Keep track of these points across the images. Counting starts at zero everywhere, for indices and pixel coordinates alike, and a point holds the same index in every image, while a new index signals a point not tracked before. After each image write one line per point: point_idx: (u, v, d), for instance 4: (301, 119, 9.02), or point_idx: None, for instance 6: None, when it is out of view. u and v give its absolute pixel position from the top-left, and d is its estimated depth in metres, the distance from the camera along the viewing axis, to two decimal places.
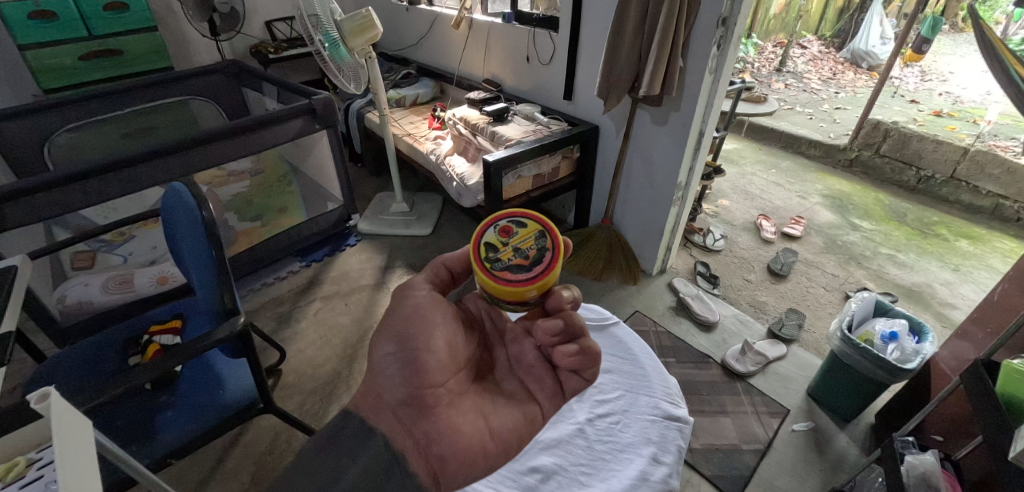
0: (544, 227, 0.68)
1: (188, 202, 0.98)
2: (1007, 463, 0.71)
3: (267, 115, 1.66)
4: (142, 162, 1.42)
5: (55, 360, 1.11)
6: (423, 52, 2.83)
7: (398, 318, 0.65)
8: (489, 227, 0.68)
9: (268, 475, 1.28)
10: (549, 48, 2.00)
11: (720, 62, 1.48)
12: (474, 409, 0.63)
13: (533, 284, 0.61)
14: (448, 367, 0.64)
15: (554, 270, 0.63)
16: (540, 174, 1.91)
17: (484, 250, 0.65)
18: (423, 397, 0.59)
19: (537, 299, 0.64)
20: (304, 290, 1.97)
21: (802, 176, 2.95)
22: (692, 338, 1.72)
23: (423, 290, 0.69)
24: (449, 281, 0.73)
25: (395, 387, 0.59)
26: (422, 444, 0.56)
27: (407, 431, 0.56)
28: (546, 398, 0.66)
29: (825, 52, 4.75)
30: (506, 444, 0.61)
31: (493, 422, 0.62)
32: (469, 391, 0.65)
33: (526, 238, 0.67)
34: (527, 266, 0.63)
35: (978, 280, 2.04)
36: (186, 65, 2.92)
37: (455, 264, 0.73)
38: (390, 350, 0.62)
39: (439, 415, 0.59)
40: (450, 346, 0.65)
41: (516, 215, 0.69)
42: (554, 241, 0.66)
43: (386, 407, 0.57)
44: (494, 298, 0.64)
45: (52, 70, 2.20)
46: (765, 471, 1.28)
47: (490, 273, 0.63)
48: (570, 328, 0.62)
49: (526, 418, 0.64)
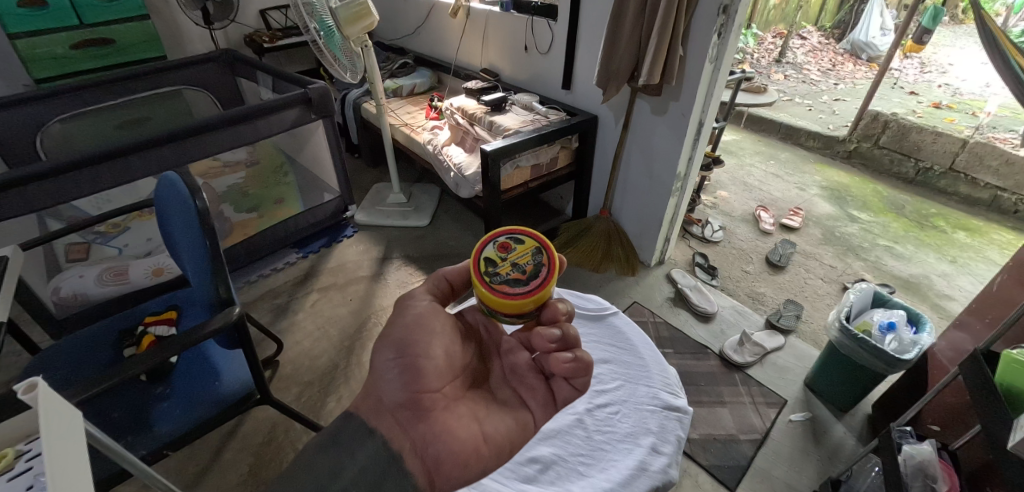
0: (540, 244, 0.70)
1: (182, 192, 0.96)
2: (1007, 454, 0.71)
3: (262, 104, 1.63)
4: (133, 152, 1.40)
5: (50, 351, 1.09)
6: (420, 41, 2.79)
7: (399, 326, 0.66)
8: (488, 243, 0.70)
9: (268, 466, 1.29)
10: (547, 37, 1.97)
11: (720, 51, 1.47)
12: (470, 414, 0.62)
13: (530, 297, 0.62)
14: (445, 374, 0.64)
15: (549, 285, 0.64)
16: (538, 164, 1.89)
17: (484, 265, 0.66)
18: (420, 400, 0.60)
19: (534, 311, 0.65)
20: (301, 281, 1.96)
21: (801, 167, 2.94)
22: (690, 328, 1.72)
23: (424, 301, 0.70)
24: (450, 292, 0.74)
25: (393, 390, 0.60)
26: (419, 446, 0.56)
27: (404, 433, 0.57)
28: (538, 406, 0.64)
29: (825, 43, 4.72)
30: (499, 450, 0.59)
31: (487, 427, 0.61)
32: (465, 396, 0.65)
33: (522, 254, 0.68)
34: (524, 280, 0.64)
35: (975, 272, 2.04)
36: (179, 55, 2.87)
37: (455, 277, 0.74)
38: (389, 357, 0.63)
39: (435, 419, 0.59)
40: (447, 354, 0.66)
41: (514, 233, 0.72)
42: (549, 257, 0.68)
43: (385, 409, 0.59)
44: (492, 311, 0.65)
45: (42, 60, 2.15)
46: (763, 460, 1.29)
47: (490, 287, 0.64)
48: (566, 337, 0.62)
49: (518, 426, 0.62)
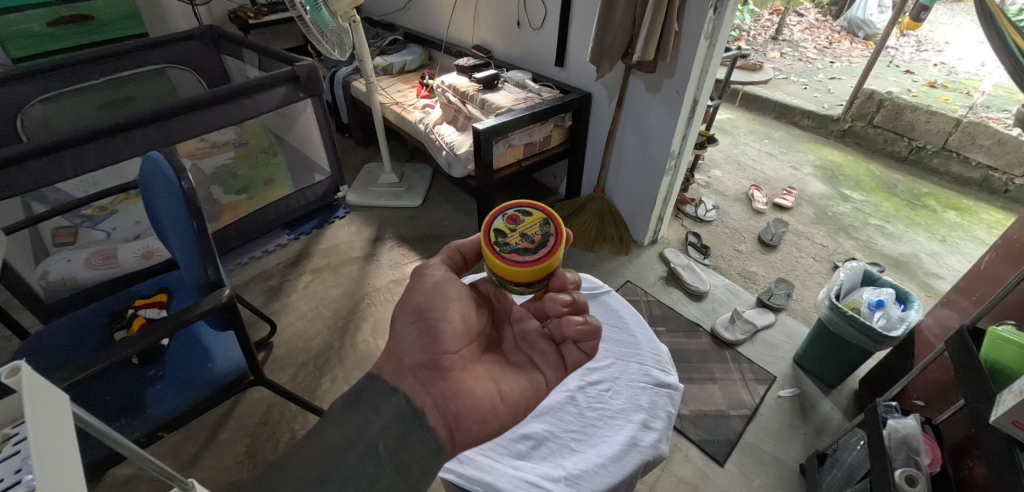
0: (548, 215, 0.70)
1: (166, 173, 0.93)
2: (990, 429, 0.73)
3: (249, 82, 1.58)
4: (118, 133, 1.36)
5: (39, 336, 1.08)
6: (410, 17, 2.71)
7: (417, 294, 0.68)
8: (496, 216, 0.69)
9: (265, 446, 1.30)
10: (540, 12, 1.91)
11: (716, 26, 1.44)
12: (486, 374, 0.66)
13: (539, 266, 0.63)
14: (462, 336, 0.67)
15: (558, 253, 0.65)
16: (531, 143, 1.86)
17: (494, 236, 0.67)
18: (440, 361, 0.64)
19: (543, 281, 0.66)
20: (293, 263, 1.94)
21: (795, 146, 2.93)
22: (682, 307, 1.74)
23: (439, 270, 0.72)
24: (462, 265, 0.76)
25: (415, 351, 0.64)
26: (439, 402, 0.61)
27: (426, 390, 0.62)
28: (549, 368, 0.69)
29: (822, 21, 4.64)
30: (515, 408, 0.64)
31: (503, 386, 0.65)
32: (482, 358, 0.68)
33: (531, 225, 0.68)
34: (532, 250, 0.65)
35: (964, 251, 2.07)
36: (161, 32, 2.77)
37: (468, 249, 0.77)
38: (409, 321, 0.66)
39: (454, 378, 0.63)
40: (464, 318, 0.69)
41: (523, 206, 0.71)
42: (557, 228, 0.68)
43: (406, 369, 0.63)
44: (503, 280, 0.66)
45: (20, 38, 2.06)
46: (752, 435, 1.32)
47: (500, 256, 0.65)
48: (576, 303, 0.66)
49: (532, 386, 0.67)
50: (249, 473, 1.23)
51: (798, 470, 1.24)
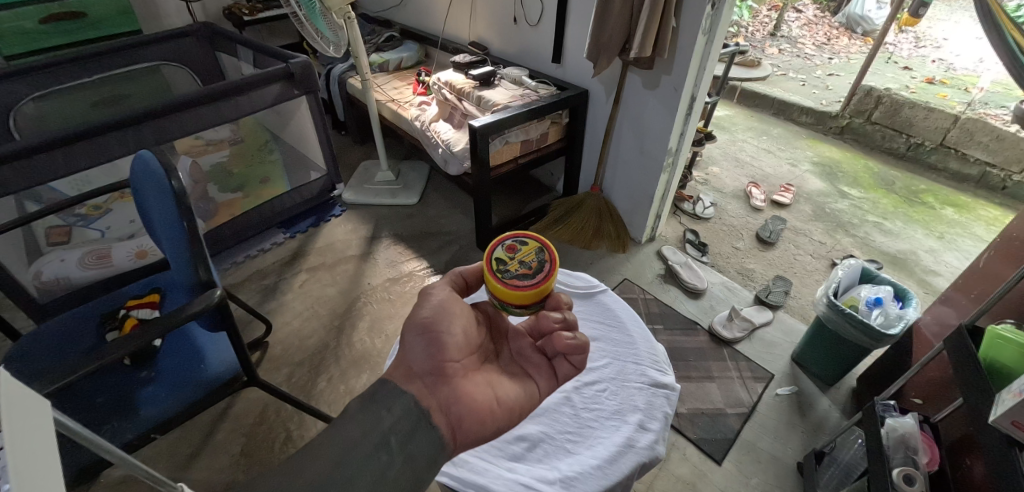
0: (544, 244, 0.72)
1: (156, 172, 0.91)
2: (989, 429, 0.73)
3: (243, 80, 1.56)
4: (110, 131, 1.34)
5: (28, 339, 1.06)
6: (406, 13, 2.69)
7: (424, 309, 0.68)
8: (496, 246, 0.72)
9: (260, 447, 1.29)
10: (537, 8, 1.90)
11: (714, 22, 1.42)
12: (485, 382, 0.65)
13: (537, 289, 0.65)
14: (463, 347, 0.67)
15: (554, 277, 0.67)
16: (528, 140, 1.85)
17: (495, 263, 0.69)
18: (443, 368, 0.63)
19: (539, 302, 0.68)
20: (289, 261, 1.92)
21: (793, 143, 2.92)
22: (680, 304, 1.73)
23: (444, 290, 0.71)
24: (464, 289, 0.76)
25: (419, 359, 0.63)
26: (443, 405, 0.60)
27: (430, 393, 0.60)
28: (543, 379, 0.68)
29: (820, 17, 4.63)
30: (510, 414, 0.64)
31: (500, 393, 0.65)
32: (481, 368, 0.68)
33: (528, 254, 0.71)
34: (530, 275, 0.67)
35: (962, 248, 2.07)
36: (155, 29, 2.75)
37: (470, 274, 0.76)
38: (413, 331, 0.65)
39: (456, 384, 0.62)
40: (466, 332, 0.68)
41: (520, 236, 0.74)
42: (552, 254, 0.70)
43: (412, 374, 0.62)
44: (503, 304, 0.67)
45: (11, 35, 2.04)
46: (750, 433, 1.31)
47: (501, 281, 0.66)
48: (568, 320, 0.66)
49: (528, 394, 0.66)
50: (243, 474, 1.22)
51: (795, 468, 1.23)
